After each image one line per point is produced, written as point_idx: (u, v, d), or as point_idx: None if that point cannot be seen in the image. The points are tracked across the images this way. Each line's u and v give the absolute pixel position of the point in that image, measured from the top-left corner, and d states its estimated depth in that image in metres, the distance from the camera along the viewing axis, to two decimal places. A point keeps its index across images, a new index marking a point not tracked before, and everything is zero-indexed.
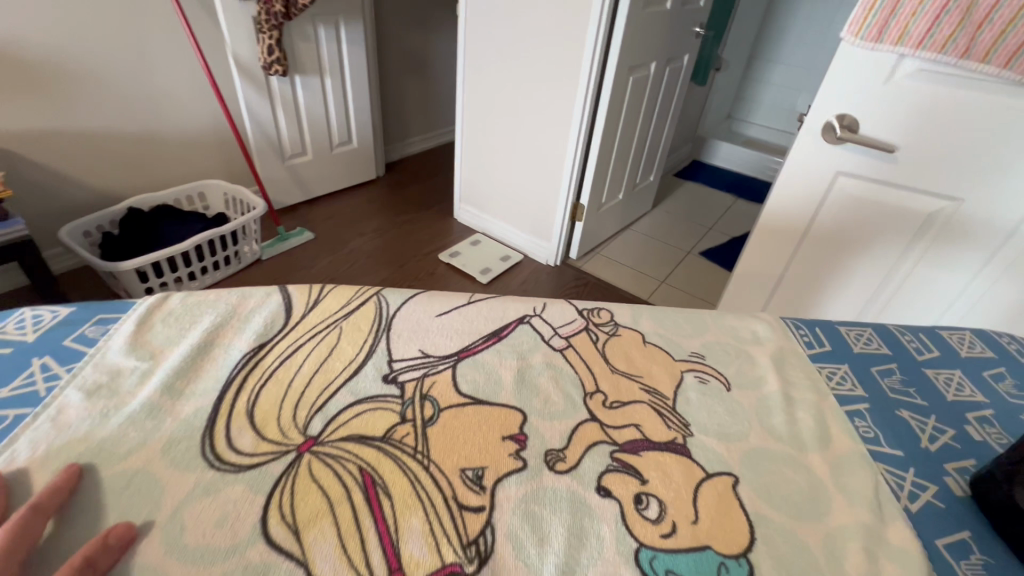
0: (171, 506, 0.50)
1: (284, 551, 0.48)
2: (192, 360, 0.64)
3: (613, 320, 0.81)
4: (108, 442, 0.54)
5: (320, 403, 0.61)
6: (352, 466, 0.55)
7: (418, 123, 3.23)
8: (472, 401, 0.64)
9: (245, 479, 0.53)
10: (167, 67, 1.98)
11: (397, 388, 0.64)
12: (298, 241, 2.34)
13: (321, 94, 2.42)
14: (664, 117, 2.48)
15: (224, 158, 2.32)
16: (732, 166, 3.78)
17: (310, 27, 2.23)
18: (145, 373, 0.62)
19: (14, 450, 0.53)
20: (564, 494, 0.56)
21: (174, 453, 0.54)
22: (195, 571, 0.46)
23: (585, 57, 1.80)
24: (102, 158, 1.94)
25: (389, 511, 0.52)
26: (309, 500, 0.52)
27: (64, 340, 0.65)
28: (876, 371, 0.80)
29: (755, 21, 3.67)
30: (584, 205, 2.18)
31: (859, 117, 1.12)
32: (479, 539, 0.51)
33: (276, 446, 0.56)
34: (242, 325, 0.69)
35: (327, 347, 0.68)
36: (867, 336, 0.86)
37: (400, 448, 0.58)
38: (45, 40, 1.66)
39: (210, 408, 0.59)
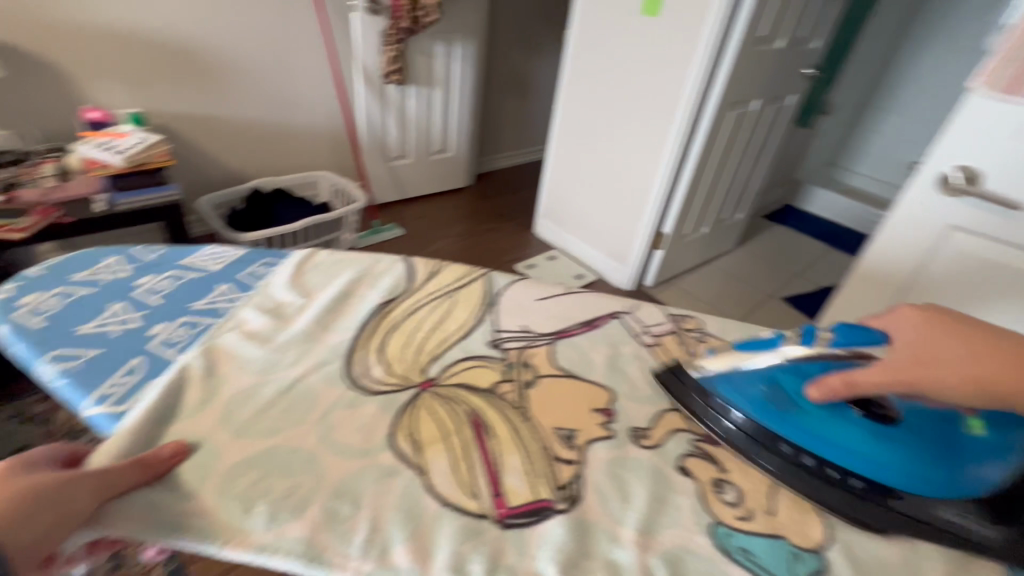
0: (322, 409, 0.59)
1: (408, 461, 0.56)
2: (339, 302, 0.73)
3: (702, 328, 0.81)
4: (273, 357, 0.64)
5: (437, 354, 0.69)
6: (463, 407, 0.62)
7: (511, 138, 3.37)
8: (566, 374, 0.70)
9: (377, 401, 0.62)
10: (304, 69, 2.24)
11: (500, 352, 0.71)
12: (389, 235, 2.52)
13: (429, 104, 2.62)
14: (760, 155, 2.43)
15: (337, 153, 2.57)
16: (827, 214, 3.59)
17: (429, 43, 2.43)
18: (302, 307, 0.72)
19: (211, 346, 0.65)
20: (649, 466, 0.61)
21: (327, 370, 0.64)
22: (342, 461, 0.55)
23: (688, 88, 1.83)
24: (240, 141, 2.21)
25: (494, 448, 0.59)
26: (427, 426, 0.59)
27: (241, 272, 0.77)
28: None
29: (871, 68, 3.50)
30: (665, 233, 2.17)
31: (984, 170, 1.06)
32: (569, 485, 0.57)
33: (401, 380, 0.64)
34: (374, 282, 0.78)
35: (443, 310, 0.75)
36: None
37: (503, 401, 0.64)
38: (213, 38, 1.95)
39: (350, 341, 0.68)
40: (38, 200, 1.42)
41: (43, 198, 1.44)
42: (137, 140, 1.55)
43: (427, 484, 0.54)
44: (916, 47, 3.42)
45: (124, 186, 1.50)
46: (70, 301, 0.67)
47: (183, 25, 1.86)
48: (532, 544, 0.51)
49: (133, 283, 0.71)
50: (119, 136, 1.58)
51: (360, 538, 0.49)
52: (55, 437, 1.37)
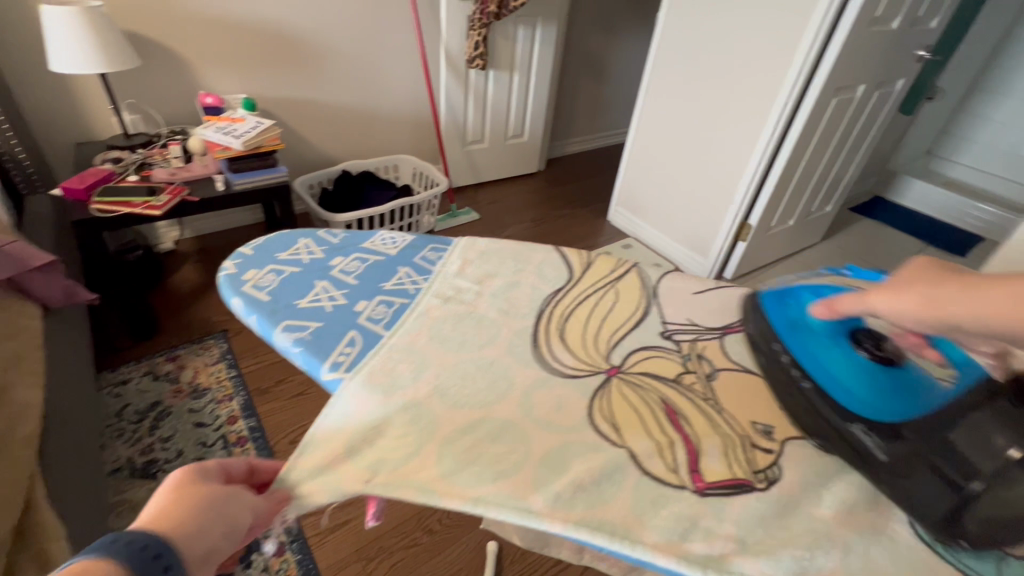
0: (521, 390, 0.63)
1: (610, 439, 0.59)
2: (507, 289, 0.77)
3: None
4: (464, 336, 0.69)
5: (613, 342, 0.72)
6: (654, 395, 0.65)
7: (584, 122, 3.33)
8: (742, 368, 0.72)
9: (571, 384, 0.65)
10: (394, 55, 2.31)
11: (672, 343, 0.73)
12: (465, 219, 2.58)
13: (508, 89, 2.63)
14: (858, 144, 2.28)
15: (419, 137, 2.63)
16: (923, 208, 3.33)
17: (512, 28, 2.43)
18: (477, 292, 0.76)
19: (406, 327, 0.69)
20: (841, 463, 0.62)
21: (515, 349, 0.68)
22: (548, 433, 0.59)
23: (791, 72, 1.75)
24: (332, 124, 2.32)
25: (691, 434, 0.61)
26: (622, 408, 0.63)
27: (416, 257, 0.81)
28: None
29: (984, 48, 3.17)
30: (752, 224, 2.10)
31: None
32: (768, 469, 0.60)
33: (590, 365, 0.68)
34: (535, 271, 0.81)
35: (609, 301, 0.78)
36: None
37: (690, 391, 0.67)
38: (313, 26, 2.05)
39: (531, 327, 0.72)
40: (168, 180, 1.58)
41: (172, 177, 1.59)
42: (253, 124, 1.66)
43: (634, 459, 0.57)
44: None
45: (240, 168, 1.63)
46: (283, 277, 0.74)
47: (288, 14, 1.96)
48: (734, 520, 0.55)
49: (329, 264, 0.78)
50: (237, 121, 1.70)
51: (565, 494, 0.53)
52: (183, 394, 1.53)
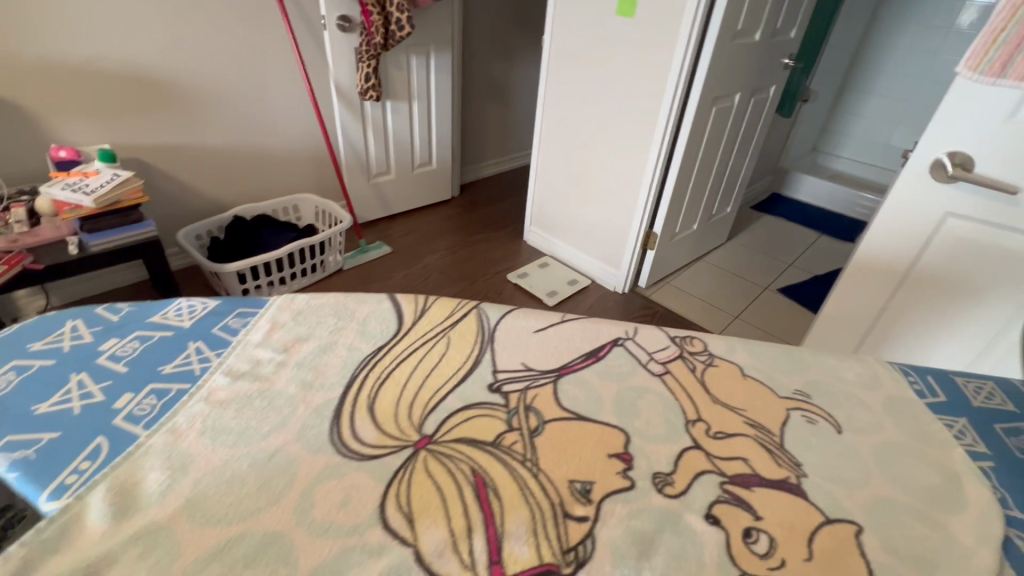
0: (302, 484, 0.56)
1: (398, 535, 0.52)
2: (319, 355, 0.72)
3: (708, 349, 0.79)
4: (250, 424, 0.62)
5: (432, 405, 0.66)
6: (465, 467, 0.59)
7: (494, 145, 3.35)
8: (574, 416, 0.66)
9: (367, 467, 0.59)
10: (279, 91, 2.20)
11: (501, 397, 0.68)
12: (376, 253, 2.48)
13: (408, 118, 2.58)
14: (745, 148, 2.42)
15: (318, 174, 2.52)
16: (816, 200, 3.59)
17: (404, 57, 2.40)
18: (279, 363, 0.71)
19: (175, 421, 0.63)
20: (664, 515, 0.56)
21: (306, 437, 0.61)
22: (318, 542, 0.51)
23: (669, 86, 1.82)
24: (218, 169, 2.17)
25: (497, 510, 0.55)
26: (422, 491, 0.56)
27: (214, 327, 0.77)
28: (1000, 429, 0.70)
29: (847, 53, 3.51)
30: (657, 232, 2.16)
31: (974, 155, 1.03)
32: (579, 545, 0.53)
33: (394, 440, 0.62)
34: (359, 327, 0.77)
35: (436, 355, 0.73)
36: (987, 389, 0.76)
37: (510, 453, 0.61)
38: (182, 67, 1.91)
39: (338, 400, 0.66)
40: (7, 246, 1.35)
41: (13, 243, 1.36)
42: (108, 177, 1.50)
43: (417, 557, 0.51)
44: (889, 29, 3.44)
45: (99, 227, 1.47)
46: (26, 376, 0.68)
47: (150, 56, 1.82)
48: None
49: (98, 349, 0.72)
50: (90, 175, 1.53)
51: None
52: None
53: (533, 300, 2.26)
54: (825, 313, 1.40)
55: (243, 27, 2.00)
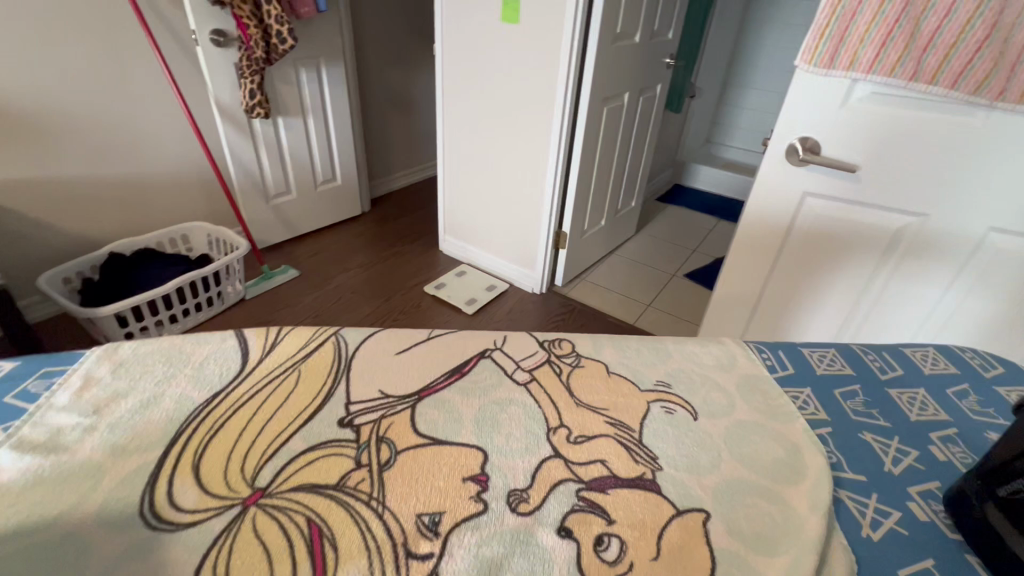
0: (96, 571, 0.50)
1: None
2: (141, 412, 0.65)
3: (575, 350, 0.80)
4: (38, 506, 0.55)
5: (271, 452, 0.62)
6: (299, 517, 0.55)
7: (401, 157, 3.27)
8: (430, 440, 0.64)
9: (184, 539, 0.53)
10: (149, 113, 2.01)
11: (352, 432, 0.65)
12: (282, 278, 2.33)
13: (304, 134, 2.46)
14: (641, 144, 2.53)
15: (205, 200, 2.33)
16: (713, 188, 3.84)
17: (291, 71, 2.28)
18: (88, 427, 0.63)
19: None
20: (514, 535, 0.55)
21: (107, 514, 0.54)
22: None
23: (559, 89, 1.86)
24: (82, 203, 1.94)
25: (331, 561, 0.51)
26: (247, 556, 0.52)
27: (10, 395, 0.67)
28: (838, 393, 0.76)
29: (726, 51, 3.80)
30: (566, 232, 2.21)
31: (820, 140, 1.13)
32: None
33: (219, 501, 0.57)
34: (194, 373, 0.71)
35: (283, 394, 0.69)
36: (830, 357, 0.83)
37: (355, 495, 0.58)
38: (26, 92, 1.69)
39: (158, 463, 0.60)
40: None
41: None
42: None
43: None
44: (761, 28, 3.76)
45: None
46: None
47: None
48: None
49: None
50: None
51: None
52: None
53: (454, 311, 2.22)
54: (718, 296, 1.48)
55: (97, 45, 1.80)
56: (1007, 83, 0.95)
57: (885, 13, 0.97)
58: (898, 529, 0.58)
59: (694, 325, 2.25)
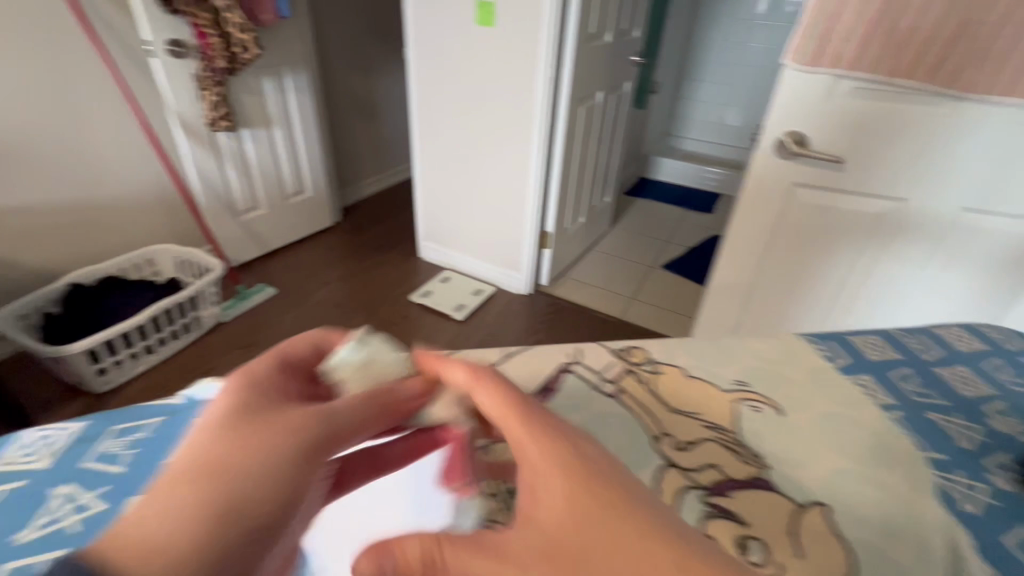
0: None
1: None
2: None
3: (649, 357, 0.77)
4: None
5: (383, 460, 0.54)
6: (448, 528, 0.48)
7: (370, 163, 3.19)
8: None
9: None
10: (103, 132, 1.88)
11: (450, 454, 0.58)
12: (260, 297, 2.23)
13: (270, 146, 2.36)
14: (613, 141, 2.58)
15: (169, 221, 2.20)
16: (676, 180, 3.97)
17: (254, 80, 2.18)
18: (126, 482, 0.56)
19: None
20: None
21: None
22: None
23: (539, 90, 1.87)
24: (34, 232, 1.79)
25: None
26: None
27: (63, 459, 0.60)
28: (895, 376, 0.74)
29: (679, 46, 3.92)
30: (550, 231, 2.23)
31: (806, 133, 1.20)
32: None
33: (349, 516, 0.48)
34: None
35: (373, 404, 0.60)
36: (875, 342, 0.82)
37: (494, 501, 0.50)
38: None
39: None
40: None
41: None
42: None
43: None
44: (710, 23, 3.91)
45: None
46: None
47: None
48: None
49: None
50: None
51: None
52: None
53: (443, 318, 2.20)
54: (713, 286, 1.53)
55: (42, 61, 1.66)
56: (975, 77, 1.04)
57: (865, 14, 1.03)
58: (994, 502, 0.55)
59: (679, 314, 2.32)
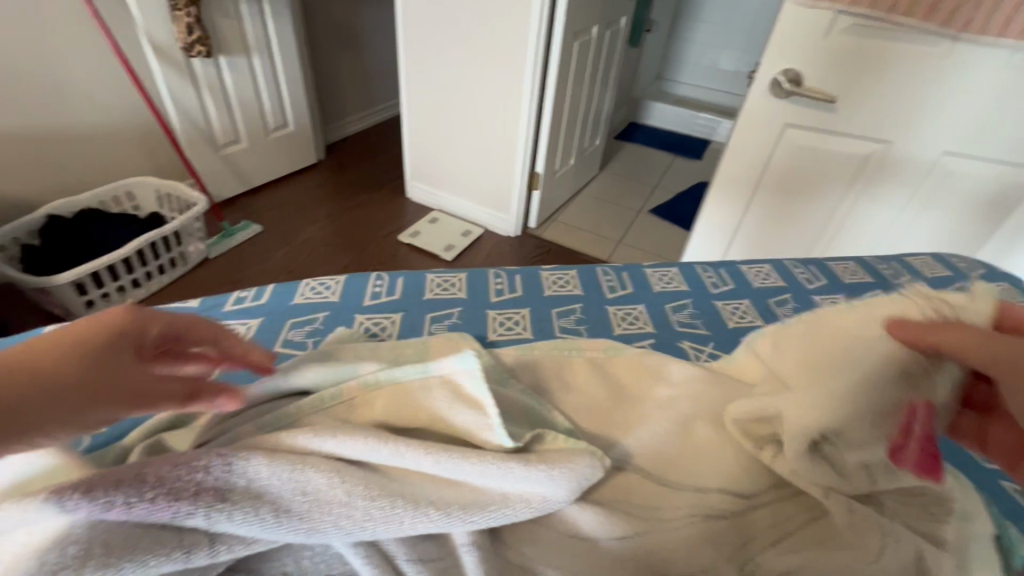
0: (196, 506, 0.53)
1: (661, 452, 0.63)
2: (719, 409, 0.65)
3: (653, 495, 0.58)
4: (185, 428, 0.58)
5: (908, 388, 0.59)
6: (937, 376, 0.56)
7: (354, 98, 3.06)
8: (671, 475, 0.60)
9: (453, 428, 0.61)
10: (75, 57, 1.79)
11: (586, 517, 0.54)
12: (245, 235, 2.20)
13: (250, 75, 2.25)
14: (606, 80, 2.52)
15: (148, 151, 2.12)
16: (667, 126, 3.81)
17: (230, 2, 2.05)
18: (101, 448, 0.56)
19: None
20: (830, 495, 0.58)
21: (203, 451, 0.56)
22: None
23: (533, 19, 1.81)
24: (7, 161, 1.73)
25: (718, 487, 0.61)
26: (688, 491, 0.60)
27: None
28: (670, 308, 0.94)
29: None
30: (539, 172, 2.22)
31: (801, 71, 1.21)
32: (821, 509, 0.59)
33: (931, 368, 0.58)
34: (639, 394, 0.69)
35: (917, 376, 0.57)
36: (671, 276, 1.02)
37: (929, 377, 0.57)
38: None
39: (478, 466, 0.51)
40: None
41: None
42: None
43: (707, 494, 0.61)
44: None
45: None
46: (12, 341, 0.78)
47: None
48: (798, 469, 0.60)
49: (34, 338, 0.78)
50: None
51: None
52: None
53: (432, 258, 2.21)
54: (700, 224, 1.59)
55: None
56: (971, 16, 1.05)
57: None
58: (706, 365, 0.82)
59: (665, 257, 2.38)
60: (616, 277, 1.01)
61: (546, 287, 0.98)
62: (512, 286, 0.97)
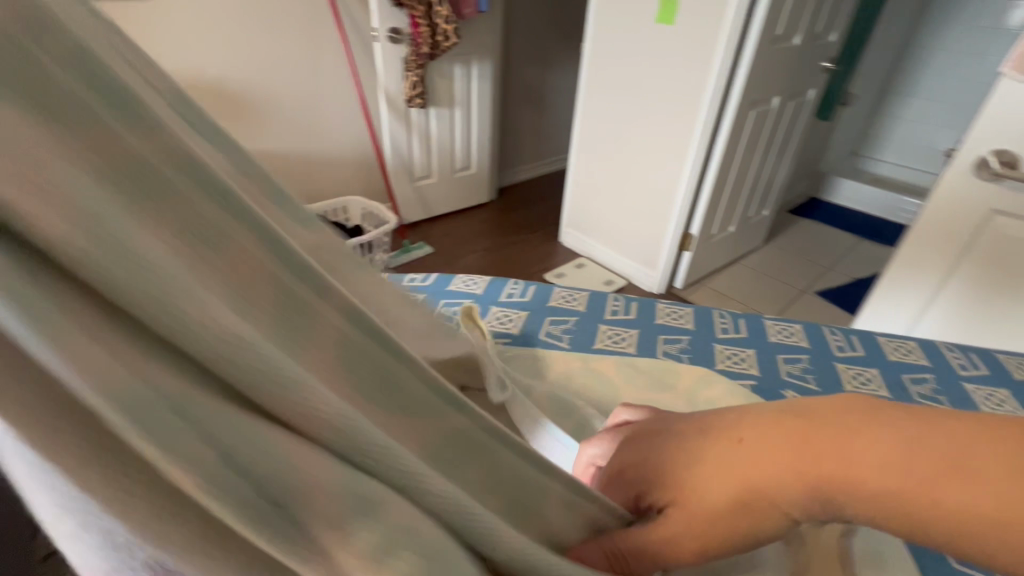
0: None
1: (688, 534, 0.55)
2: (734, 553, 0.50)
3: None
4: None
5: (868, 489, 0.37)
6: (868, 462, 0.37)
7: (529, 150, 3.41)
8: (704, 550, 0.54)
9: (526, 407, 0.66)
10: (333, 102, 2.36)
11: None
12: (419, 253, 2.57)
13: (451, 124, 2.69)
14: (784, 150, 2.42)
15: (363, 176, 2.65)
16: (855, 205, 3.44)
17: (448, 66, 2.51)
18: None
19: None
20: None
21: None
22: None
23: (709, 86, 1.87)
24: (274, 174, 2.33)
25: None
26: None
27: None
28: (783, 358, 0.89)
29: (889, 55, 3.39)
30: (693, 234, 2.20)
31: (1020, 152, 1.06)
32: None
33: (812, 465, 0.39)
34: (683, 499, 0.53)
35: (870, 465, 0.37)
36: (790, 330, 0.95)
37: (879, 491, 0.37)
38: (234, 75, 2.05)
39: None
40: None
41: None
42: None
43: None
44: (929, 33, 3.32)
45: None
46: None
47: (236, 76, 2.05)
48: None
49: None
50: None
51: None
52: None
53: None
54: (870, 309, 1.43)
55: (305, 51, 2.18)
56: None
57: None
58: None
59: None
60: (730, 321, 0.97)
61: (657, 316, 0.97)
62: (626, 309, 0.99)
